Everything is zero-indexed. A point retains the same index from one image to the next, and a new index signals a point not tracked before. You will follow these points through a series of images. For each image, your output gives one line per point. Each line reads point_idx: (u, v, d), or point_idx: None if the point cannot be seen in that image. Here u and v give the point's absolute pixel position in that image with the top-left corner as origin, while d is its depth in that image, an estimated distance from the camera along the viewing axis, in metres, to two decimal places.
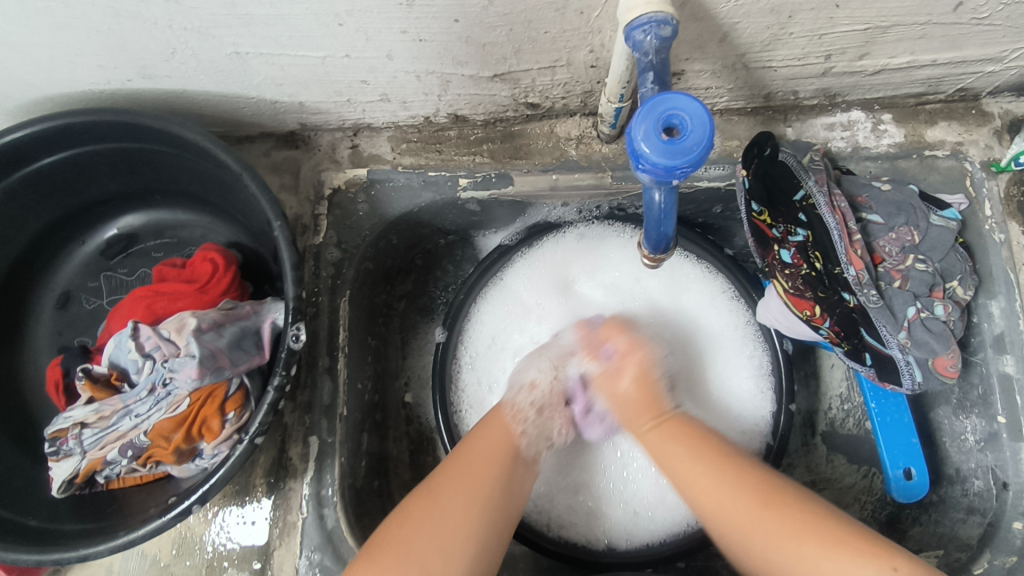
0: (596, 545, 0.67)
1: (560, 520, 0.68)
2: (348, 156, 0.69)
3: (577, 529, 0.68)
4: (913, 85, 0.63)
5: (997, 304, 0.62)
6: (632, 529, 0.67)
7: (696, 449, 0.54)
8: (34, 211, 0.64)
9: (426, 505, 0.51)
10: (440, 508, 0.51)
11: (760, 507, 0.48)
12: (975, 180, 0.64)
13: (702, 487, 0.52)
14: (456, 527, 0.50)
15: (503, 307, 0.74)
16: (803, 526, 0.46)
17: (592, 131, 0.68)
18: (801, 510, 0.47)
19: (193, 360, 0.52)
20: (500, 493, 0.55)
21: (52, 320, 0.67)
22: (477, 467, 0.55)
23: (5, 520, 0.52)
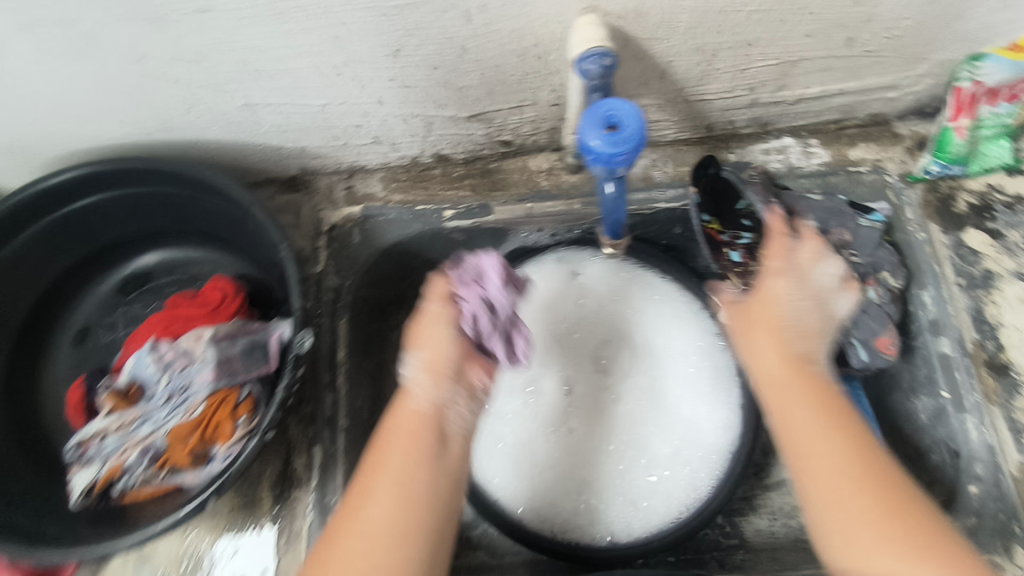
0: (598, 539, 0.73)
1: (564, 523, 0.74)
2: (343, 196, 0.78)
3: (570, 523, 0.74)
4: (831, 112, 0.74)
5: (928, 293, 0.70)
6: (630, 521, 0.73)
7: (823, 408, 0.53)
8: (60, 252, 0.70)
9: (342, 553, 0.48)
10: (379, 566, 0.48)
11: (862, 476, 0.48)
12: (895, 189, 0.74)
13: (838, 467, 0.49)
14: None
15: None
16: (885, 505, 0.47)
17: (559, 163, 0.77)
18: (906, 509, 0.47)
19: (210, 363, 0.59)
20: (435, 495, 0.52)
21: (69, 355, 0.72)
22: (398, 461, 0.53)
23: (27, 529, 0.56)
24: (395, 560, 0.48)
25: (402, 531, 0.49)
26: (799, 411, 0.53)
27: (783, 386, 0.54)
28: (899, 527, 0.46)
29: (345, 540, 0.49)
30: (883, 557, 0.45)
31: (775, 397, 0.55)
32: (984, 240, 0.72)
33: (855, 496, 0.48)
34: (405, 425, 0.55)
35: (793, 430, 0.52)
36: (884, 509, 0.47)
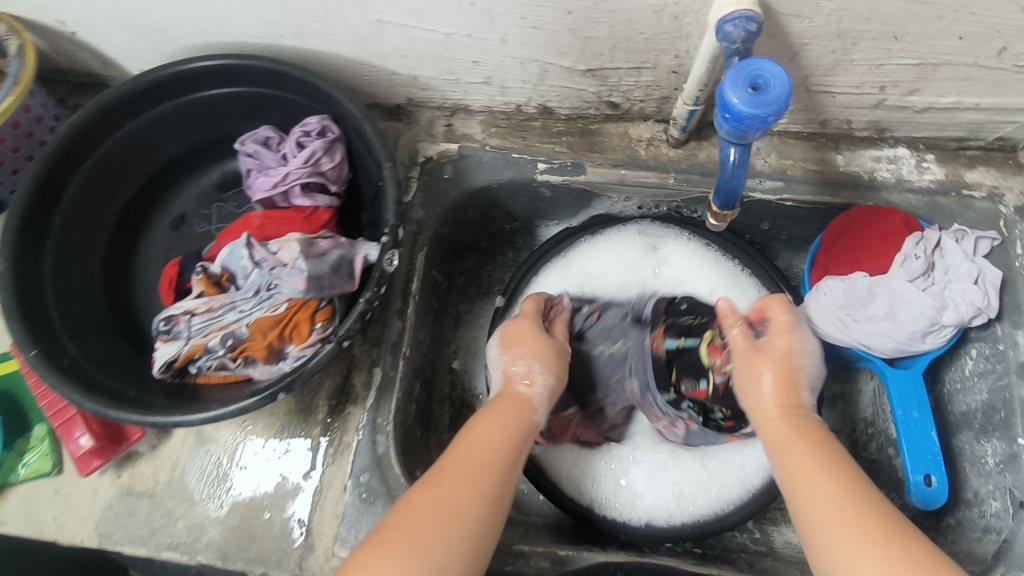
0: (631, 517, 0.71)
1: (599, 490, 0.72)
2: (442, 132, 0.79)
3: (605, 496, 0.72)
4: (956, 128, 0.70)
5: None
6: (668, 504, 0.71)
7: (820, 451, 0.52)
8: (172, 138, 0.73)
9: (406, 508, 0.49)
10: (445, 540, 0.47)
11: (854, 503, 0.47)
12: (1008, 222, 0.70)
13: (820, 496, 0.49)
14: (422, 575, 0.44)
15: (562, 278, 0.81)
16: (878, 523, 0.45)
17: (662, 135, 0.76)
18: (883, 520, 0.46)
19: (302, 274, 0.59)
20: (495, 501, 0.51)
21: (165, 237, 0.75)
22: (503, 415, 0.58)
23: (109, 386, 0.59)
24: (461, 555, 0.47)
25: (451, 513, 0.48)
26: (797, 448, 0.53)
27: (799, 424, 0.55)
28: (866, 521, 0.45)
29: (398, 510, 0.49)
30: (866, 558, 0.44)
31: (785, 454, 0.53)
32: None
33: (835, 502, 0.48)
34: (512, 413, 0.58)
35: (788, 460, 0.53)
36: (850, 510, 0.47)
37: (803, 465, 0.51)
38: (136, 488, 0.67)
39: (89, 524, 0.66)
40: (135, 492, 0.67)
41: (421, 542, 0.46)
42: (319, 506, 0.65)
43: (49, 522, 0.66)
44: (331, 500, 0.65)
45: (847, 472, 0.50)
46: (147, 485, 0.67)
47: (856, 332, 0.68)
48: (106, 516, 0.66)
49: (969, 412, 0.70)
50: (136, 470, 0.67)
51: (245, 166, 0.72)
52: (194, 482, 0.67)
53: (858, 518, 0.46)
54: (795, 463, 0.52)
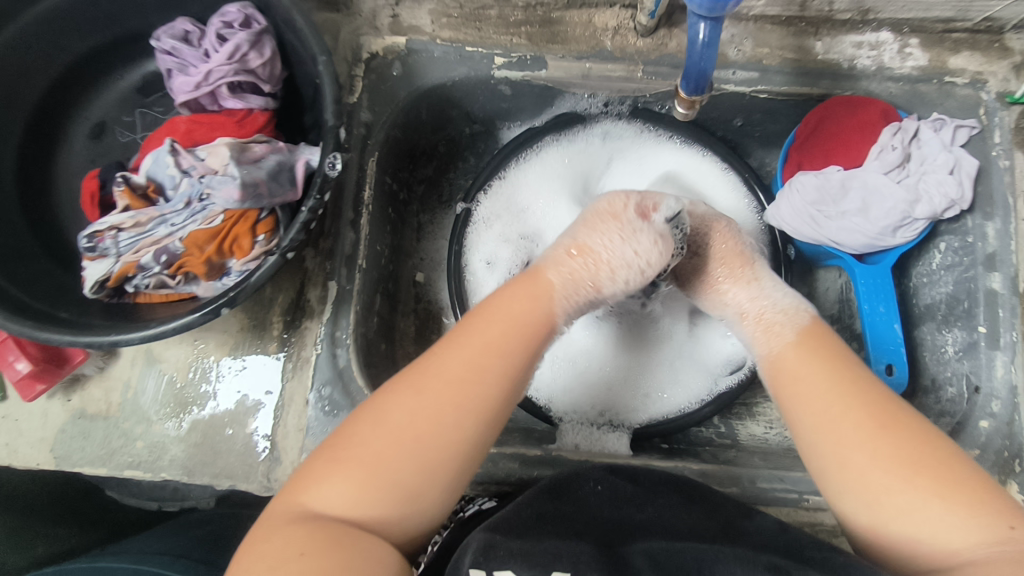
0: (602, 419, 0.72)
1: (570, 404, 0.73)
2: (387, 24, 0.71)
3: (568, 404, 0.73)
4: (943, 7, 0.65)
5: (993, 225, 0.65)
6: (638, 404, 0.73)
7: (833, 366, 0.49)
8: (77, 36, 0.64)
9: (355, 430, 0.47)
10: (417, 445, 0.45)
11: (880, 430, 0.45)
12: (988, 110, 0.67)
13: (846, 433, 0.46)
14: (358, 536, 0.42)
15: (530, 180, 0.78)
16: (910, 451, 0.44)
17: (629, 22, 0.69)
18: (927, 446, 0.44)
19: (236, 181, 0.54)
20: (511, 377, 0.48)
21: (85, 148, 0.68)
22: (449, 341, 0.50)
23: (40, 309, 0.56)
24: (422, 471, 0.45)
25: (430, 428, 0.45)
26: (808, 382, 0.49)
27: (808, 347, 0.52)
28: (911, 460, 0.43)
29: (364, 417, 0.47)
30: (907, 497, 0.42)
31: (790, 386, 0.50)
32: None
33: (857, 419, 0.46)
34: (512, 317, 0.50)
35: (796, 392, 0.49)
36: (876, 435, 0.45)
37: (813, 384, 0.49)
38: (89, 411, 0.66)
39: (43, 448, 0.65)
40: (88, 414, 0.66)
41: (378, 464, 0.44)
42: (282, 419, 0.66)
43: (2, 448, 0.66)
44: (294, 414, 0.65)
45: (863, 392, 0.47)
46: (99, 407, 0.66)
47: (828, 228, 0.67)
48: (60, 439, 0.66)
49: (933, 304, 0.70)
50: (86, 393, 0.66)
51: (164, 66, 0.64)
52: (153, 403, 0.66)
53: (885, 445, 0.44)
54: (807, 394, 0.49)
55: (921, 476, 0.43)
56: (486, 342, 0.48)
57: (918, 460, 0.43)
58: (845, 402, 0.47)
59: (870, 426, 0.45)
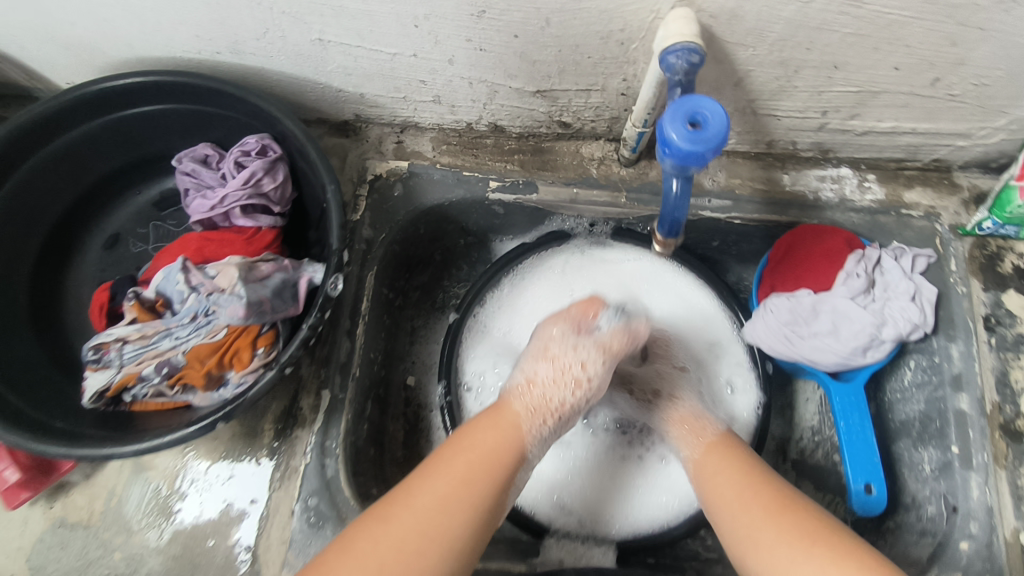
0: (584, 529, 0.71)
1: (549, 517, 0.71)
2: (392, 149, 0.77)
3: (548, 512, 0.72)
4: (894, 150, 0.72)
5: (957, 346, 0.69)
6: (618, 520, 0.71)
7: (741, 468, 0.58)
8: (102, 155, 0.69)
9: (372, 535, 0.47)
10: (449, 520, 0.48)
11: (776, 521, 0.51)
12: (944, 240, 0.73)
13: (753, 527, 0.52)
14: None
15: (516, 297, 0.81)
16: (810, 534, 0.49)
17: (613, 154, 0.76)
18: (822, 530, 0.50)
19: (241, 300, 0.57)
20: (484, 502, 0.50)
21: (98, 258, 0.71)
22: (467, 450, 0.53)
23: (33, 419, 0.56)
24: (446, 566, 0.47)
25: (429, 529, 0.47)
26: (721, 478, 0.58)
27: (721, 451, 0.61)
28: (791, 527, 0.50)
29: (371, 527, 0.47)
30: (788, 555, 0.49)
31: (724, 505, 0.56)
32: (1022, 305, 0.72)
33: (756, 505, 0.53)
34: (479, 455, 0.53)
35: (720, 493, 0.57)
36: (767, 514, 0.52)
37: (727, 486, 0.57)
38: (71, 519, 0.66)
39: (20, 558, 0.65)
40: (70, 523, 0.66)
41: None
42: (266, 530, 0.64)
43: None
44: (279, 524, 0.64)
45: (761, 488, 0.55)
46: (81, 516, 0.66)
47: (801, 348, 0.70)
48: (38, 549, 0.65)
49: (909, 421, 0.73)
50: (69, 500, 0.66)
51: (183, 185, 0.69)
52: (135, 511, 0.66)
53: (778, 523, 0.51)
54: (722, 490, 0.57)
55: (807, 542, 0.49)
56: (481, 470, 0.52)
57: (810, 532, 0.49)
58: (774, 526, 0.51)
59: (769, 525, 0.51)
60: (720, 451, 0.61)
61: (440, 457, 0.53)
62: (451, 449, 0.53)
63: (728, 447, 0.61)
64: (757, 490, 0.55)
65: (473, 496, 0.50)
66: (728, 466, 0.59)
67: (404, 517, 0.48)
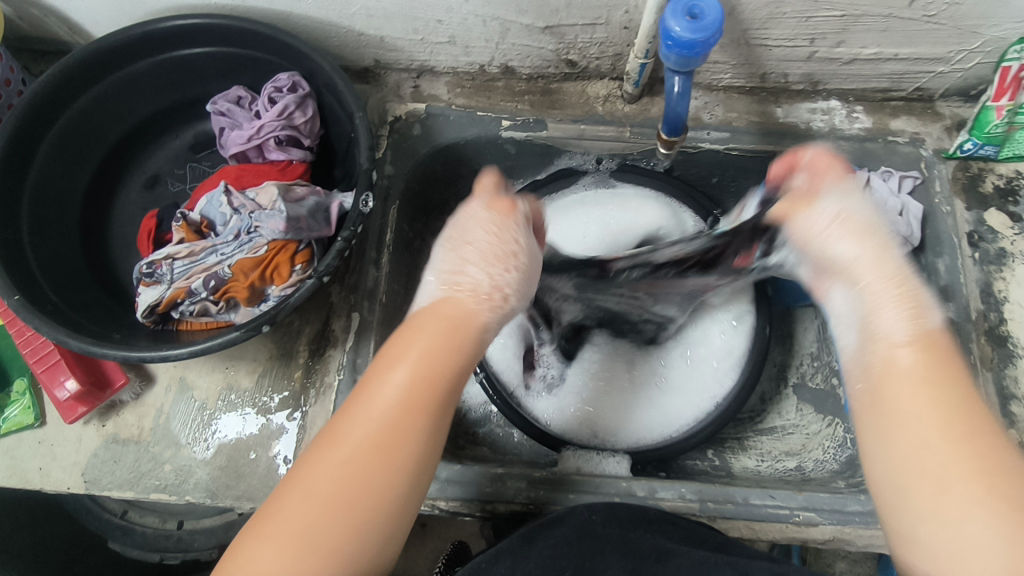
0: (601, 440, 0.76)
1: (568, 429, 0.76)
2: (409, 93, 0.82)
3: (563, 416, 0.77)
4: (879, 80, 0.78)
5: (943, 261, 0.74)
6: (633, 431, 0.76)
7: (941, 374, 0.43)
8: (143, 99, 0.74)
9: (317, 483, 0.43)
10: (393, 464, 0.43)
11: (984, 482, 0.38)
12: (929, 162, 0.78)
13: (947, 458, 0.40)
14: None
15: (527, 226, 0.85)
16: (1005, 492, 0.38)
17: (618, 92, 0.81)
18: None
19: (282, 215, 0.61)
20: (424, 438, 0.45)
21: (140, 196, 0.76)
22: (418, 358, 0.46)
23: (92, 330, 0.61)
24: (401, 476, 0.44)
25: (366, 476, 0.43)
26: (900, 390, 0.43)
27: (927, 350, 0.44)
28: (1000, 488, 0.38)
29: (310, 468, 0.43)
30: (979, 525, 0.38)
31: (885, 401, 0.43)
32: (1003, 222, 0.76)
33: (968, 475, 0.39)
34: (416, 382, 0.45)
35: (904, 404, 0.42)
36: (978, 470, 0.39)
37: (905, 373, 0.43)
38: (122, 436, 0.69)
39: (75, 472, 0.68)
40: (121, 439, 0.69)
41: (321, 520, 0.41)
42: (303, 441, 0.68)
43: (34, 472, 0.68)
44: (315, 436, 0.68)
45: (959, 413, 0.41)
46: (132, 432, 0.69)
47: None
48: (92, 463, 0.68)
49: None
50: (120, 419, 0.69)
51: (217, 125, 0.74)
52: (181, 427, 0.69)
53: (962, 470, 0.39)
54: (905, 408, 0.42)
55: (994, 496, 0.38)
56: (423, 399, 0.45)
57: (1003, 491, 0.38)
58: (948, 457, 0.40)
59: (964, 466, 0.39)
60: (931, 370, 0.43)
61: (369, 381, 0.45)
62: (383, 362, 0.46)
63: (945, 367, 0.43)
64: (959, 420, 0.40)
65: (410, 435, 0.44)
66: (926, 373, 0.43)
67: (325, 469, 0.43)
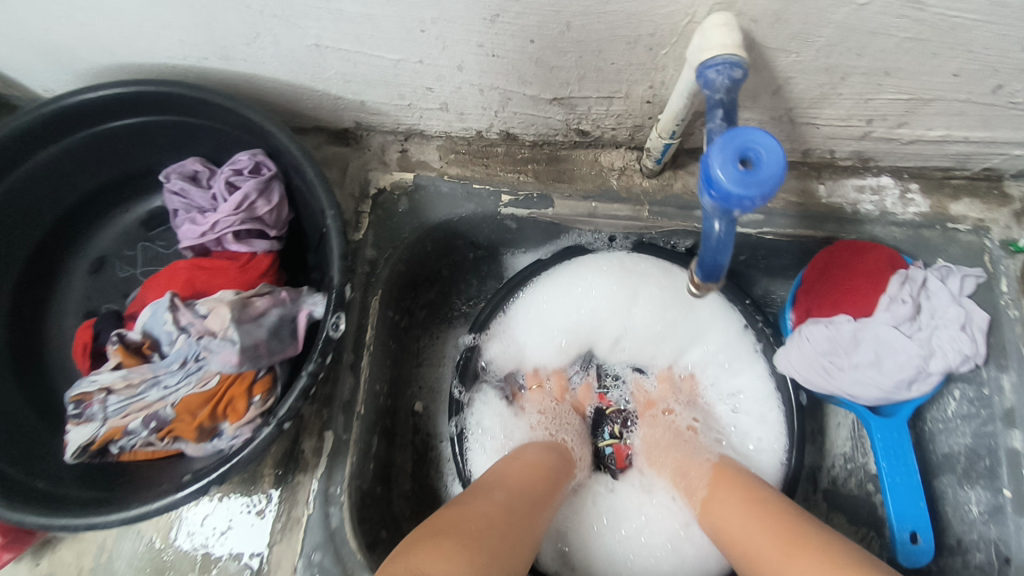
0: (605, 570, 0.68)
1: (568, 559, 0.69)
2: (396, 159, 0.71)
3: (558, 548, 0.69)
4: (942, 159, 0.66)
5: (1009, 377, 0.64)
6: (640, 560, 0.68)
7: (742, 492, 0.60)
8: (86, 173, 0.64)
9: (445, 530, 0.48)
10: (522, 529, 0.53)
11: (792, 547, 0.50)
12: (993, 257, 0.67)
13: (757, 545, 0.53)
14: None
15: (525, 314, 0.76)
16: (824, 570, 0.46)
17: (635, 164, 0.70)
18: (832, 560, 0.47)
19: (234, 346, 0.52)
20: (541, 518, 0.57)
21: (84, 283, 0.67)
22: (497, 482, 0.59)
23: (12, 479, 0.52)
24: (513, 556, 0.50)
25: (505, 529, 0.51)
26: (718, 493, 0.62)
27: (723, 485, 0.62)
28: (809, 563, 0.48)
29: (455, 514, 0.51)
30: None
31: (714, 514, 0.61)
32: None
33: (765, 531, 0.53)
34: (536, 481, 0.61)
35: (717, 513, 0.60)
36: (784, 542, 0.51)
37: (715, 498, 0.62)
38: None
39: None
40: None
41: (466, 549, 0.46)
42: None
43: None
44: None
45: (777, 521, 0.54)
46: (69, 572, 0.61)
47: (840, 381, 0.65)
48: None
49: (952, 455, 0.67)
50: (57, 556, 0.61)
51: (172, 205, 0.64)
52: (127, 566, 0.61)
53: (771, 534, 0.52)
54: (724, 513, 0.59)
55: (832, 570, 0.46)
56: (542, 485, 0.61)
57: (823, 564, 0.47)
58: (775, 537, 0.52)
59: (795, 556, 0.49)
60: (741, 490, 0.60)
61: (512, 473, 0.61)
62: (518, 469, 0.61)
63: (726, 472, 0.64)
64: (773, 517, 0.54)
65: (535, 507, 0.57)
66: (736, 493, 0.60)
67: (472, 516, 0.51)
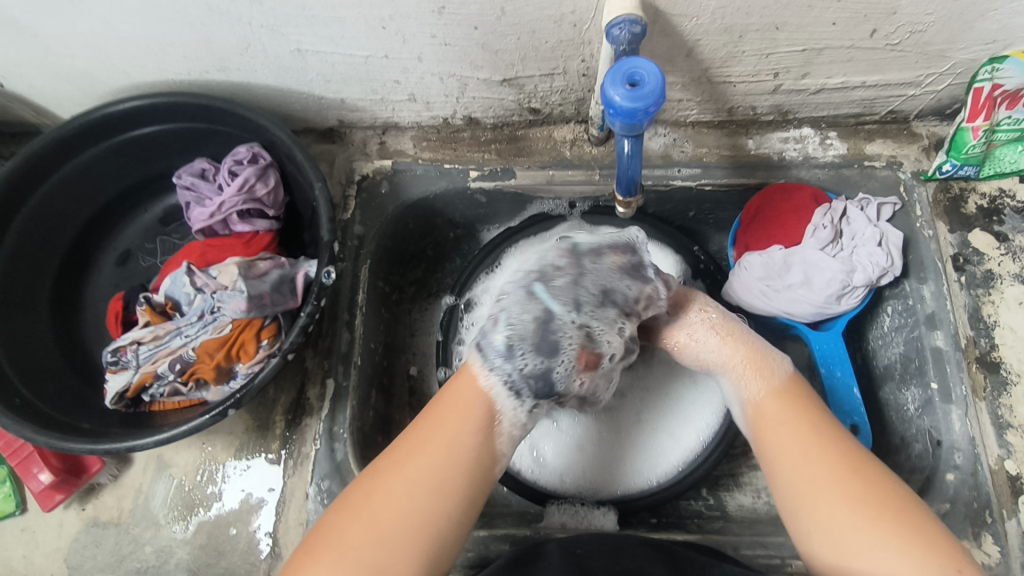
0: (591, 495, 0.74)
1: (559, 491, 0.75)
2: (376, 150, 0.82)
3: (529, 469, 0.76)
4: (851, 106, 0.76)
5: (928, 288, 0.71)
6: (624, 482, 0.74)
7: (795, 404, 0.56)
8: (110, 177, 0.75)
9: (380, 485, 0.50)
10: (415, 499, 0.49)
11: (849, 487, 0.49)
12: (907, 186, 0.76)
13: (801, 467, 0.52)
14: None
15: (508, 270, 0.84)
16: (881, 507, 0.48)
17: (584, 135, 0.80)
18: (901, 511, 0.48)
19: (243, 295, 0.62)
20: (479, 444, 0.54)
21: (111, 274, 0.76)
22: (453, 417, 0.54)
23: (61, 421, 0.61)
24: (429, 509, 0.49)
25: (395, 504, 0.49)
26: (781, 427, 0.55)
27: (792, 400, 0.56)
28: (881, 513, 0.47)
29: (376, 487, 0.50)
30: (863, 536, 0.47)
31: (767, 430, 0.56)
32: (989, 242, 0.74)
33: (816, 462, 0.51)
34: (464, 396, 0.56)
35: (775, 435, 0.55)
36: (840, 471, 0.50)
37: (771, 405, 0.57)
38: (102, 519, 0.70)
39: (57, 559, 0.69)
40: (101, 522, 0.70)
41: (376, 533, 0.48)
42: (281, 515, 0.67)
43: (18, 560, 0.69)
44: (293, 508, 0.67)
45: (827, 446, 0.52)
46: (112, 515, 0.70)
47: (777, 301, 0.74)
48: (74, 549, 0.69)
49: (892, 364, 0.75)
50: (100, 501, 0.70)
51: (184, 199, 0.74)
52: (162, 507, 0.70)
53: (823, 458, 0.51)
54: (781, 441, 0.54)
55: (900, 530, 0.46)
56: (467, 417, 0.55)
57: (898, 519, 0.47)
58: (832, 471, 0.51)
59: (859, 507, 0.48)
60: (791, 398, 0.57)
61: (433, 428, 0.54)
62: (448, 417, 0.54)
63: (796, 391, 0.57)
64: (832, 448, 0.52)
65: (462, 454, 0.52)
66: (798, 416, 0.55)
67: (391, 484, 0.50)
